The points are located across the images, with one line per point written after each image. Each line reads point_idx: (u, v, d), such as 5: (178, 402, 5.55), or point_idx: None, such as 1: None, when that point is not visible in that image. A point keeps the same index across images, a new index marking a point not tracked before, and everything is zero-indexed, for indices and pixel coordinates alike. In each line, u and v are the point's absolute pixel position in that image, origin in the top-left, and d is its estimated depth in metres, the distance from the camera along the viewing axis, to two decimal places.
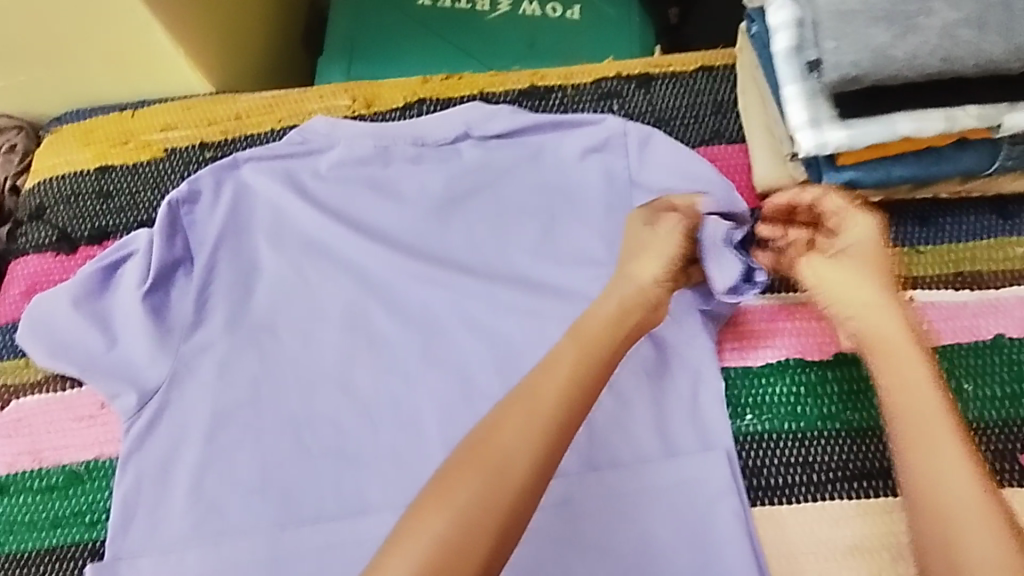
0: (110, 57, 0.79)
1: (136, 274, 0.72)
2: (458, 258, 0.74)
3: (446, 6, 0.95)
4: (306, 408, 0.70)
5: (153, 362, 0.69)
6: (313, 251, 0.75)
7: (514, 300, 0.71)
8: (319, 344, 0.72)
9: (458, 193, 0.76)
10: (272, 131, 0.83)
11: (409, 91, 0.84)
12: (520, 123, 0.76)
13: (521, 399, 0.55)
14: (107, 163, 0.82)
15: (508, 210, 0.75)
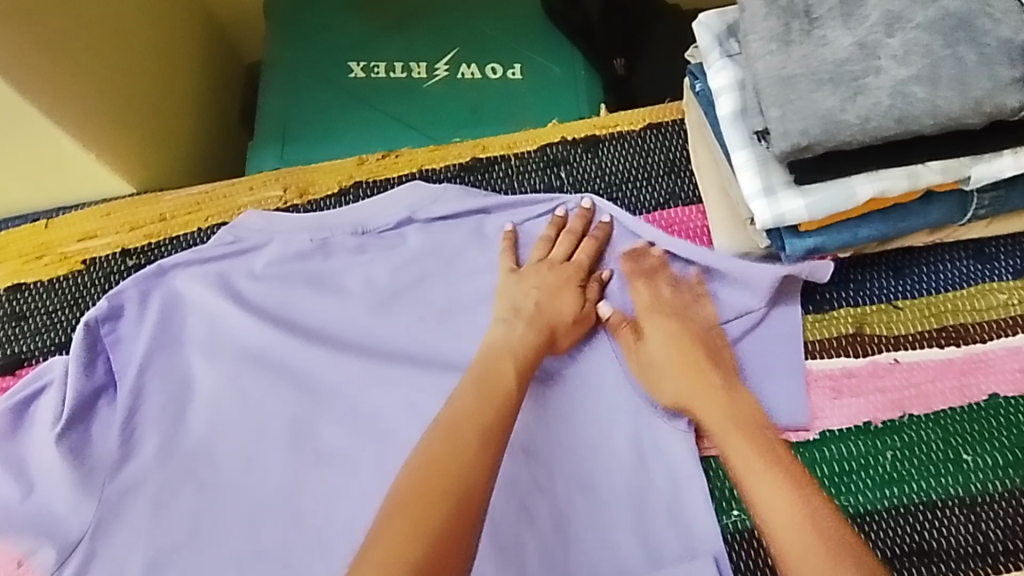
0: (23, 173, 0.74)
1: (52, 411, 0.65)
2: (408, 351, 0.68)
3: (383, 77, 0.92)
4: (251, 540, 0.63)
5: (78, 506, 0.62)
6: (248, 359, 0.69)
7: None
8: (261, 465, 0.65)
9: (404, 280, 0.71)
10: (200, 232, 0.77)
11: (345, 175, 0.79)
12: (463, 206, 0.73)
13: (449, 435, 0.55)
14: (22, 280, 0.75)
15: (458, 295, 0.70)
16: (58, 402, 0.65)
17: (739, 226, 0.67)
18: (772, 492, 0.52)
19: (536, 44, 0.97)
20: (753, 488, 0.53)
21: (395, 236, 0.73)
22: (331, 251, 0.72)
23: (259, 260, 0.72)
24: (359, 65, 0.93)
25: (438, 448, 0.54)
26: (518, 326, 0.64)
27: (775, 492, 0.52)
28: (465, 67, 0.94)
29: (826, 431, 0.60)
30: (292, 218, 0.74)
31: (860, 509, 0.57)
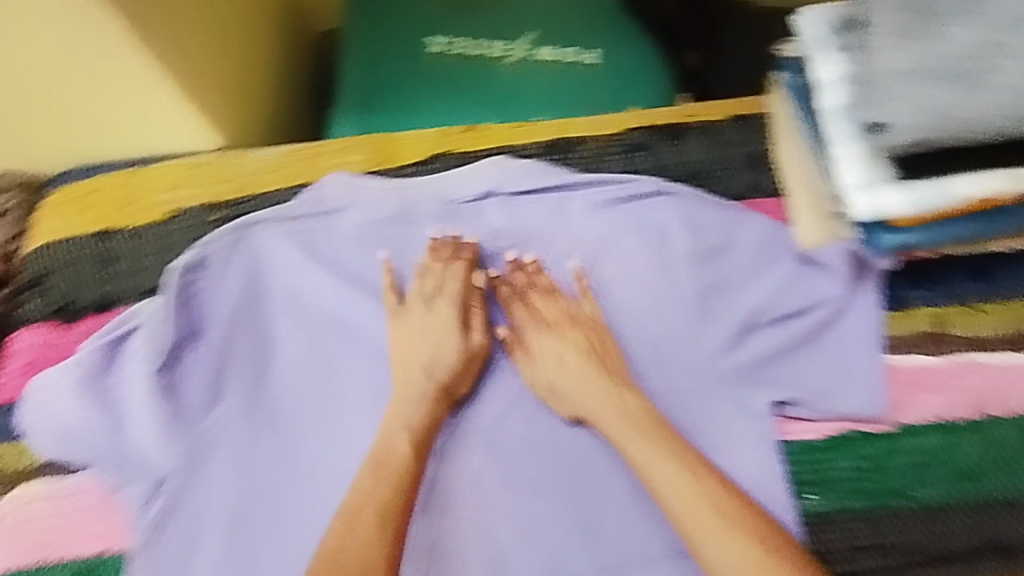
0: (117, 115, 0.77)
1: (144, 354, 0.67)
2: (486, 321, 0.70)
3: (463, 55, 0.93)
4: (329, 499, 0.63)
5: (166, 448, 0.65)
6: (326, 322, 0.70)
7: (547, 366, 0.68)
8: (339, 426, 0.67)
9: (484, 255, 0.73)
10: (283, 190, 0.78)
11: (430, 145, 0.81)
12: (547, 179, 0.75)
13: (347, 515, 0.61)
14: (113, 226, 0.77)
15: (535, 275, 0.72)
16: (151, 344, 0.68)
17: (819, 216, 0.66)
18: (705, 528, 0.57)
19: (614, 29, 0.96)
20: (703, 550, 0.57)
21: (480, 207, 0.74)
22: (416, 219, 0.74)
23: (341, 227, 0.73)
24: (438, 40, 0.94)
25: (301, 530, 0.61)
26: (381, 385, 0.68)
27: (709, 532, 0.57)
28: (544, 49, 0.94)
29: (908, 425, 0.63)
30: (377, 183, 0.75)
31: (937, 502, 0.60)
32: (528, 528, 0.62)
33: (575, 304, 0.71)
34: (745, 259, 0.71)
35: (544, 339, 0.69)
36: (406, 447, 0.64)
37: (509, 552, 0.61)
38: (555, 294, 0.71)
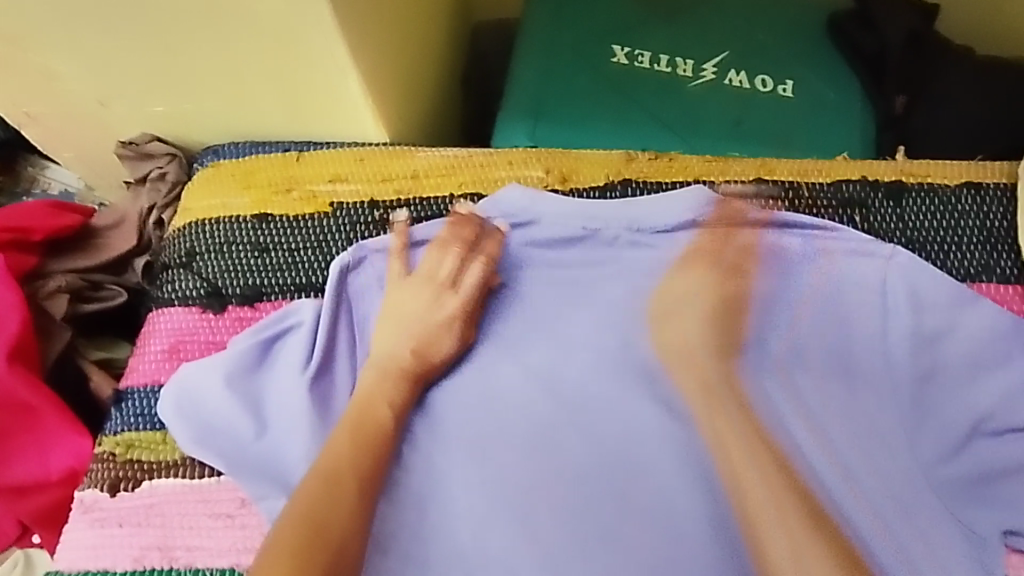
0: (290, 98, 0.73)
1: (300, 352, 0.64)
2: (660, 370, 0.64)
3: (646, 68, 0.86)
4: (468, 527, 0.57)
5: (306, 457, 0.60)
6: (488, 343, 0.65)
7: (729, 434, 0.60)
8: (488, 461, 0.60)
9: (663, 300, 0.66)
10: (451, 197, 0.73)
11: (612, 169, 0.73)
12: (745, 214, 0.69)
13: (327, 479, 0.56)
14: (267, 212, 0.74)
15: (713, 329, 0.65)
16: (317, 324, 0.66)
17: None
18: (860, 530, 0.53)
19: (813, 62, 0.88)
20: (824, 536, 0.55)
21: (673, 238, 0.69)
22: (604, 246, 0.69)
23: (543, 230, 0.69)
24: (620, 50, 0.87)
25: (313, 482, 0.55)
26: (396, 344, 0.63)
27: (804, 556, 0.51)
28: (733, 73, 0.87)
29: None
30: (559, 200, 0.70)
31: None
32: None
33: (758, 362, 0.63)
34: (969, 349, 0.63)
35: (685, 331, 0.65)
36: (375, 417, 0.60)
37: None
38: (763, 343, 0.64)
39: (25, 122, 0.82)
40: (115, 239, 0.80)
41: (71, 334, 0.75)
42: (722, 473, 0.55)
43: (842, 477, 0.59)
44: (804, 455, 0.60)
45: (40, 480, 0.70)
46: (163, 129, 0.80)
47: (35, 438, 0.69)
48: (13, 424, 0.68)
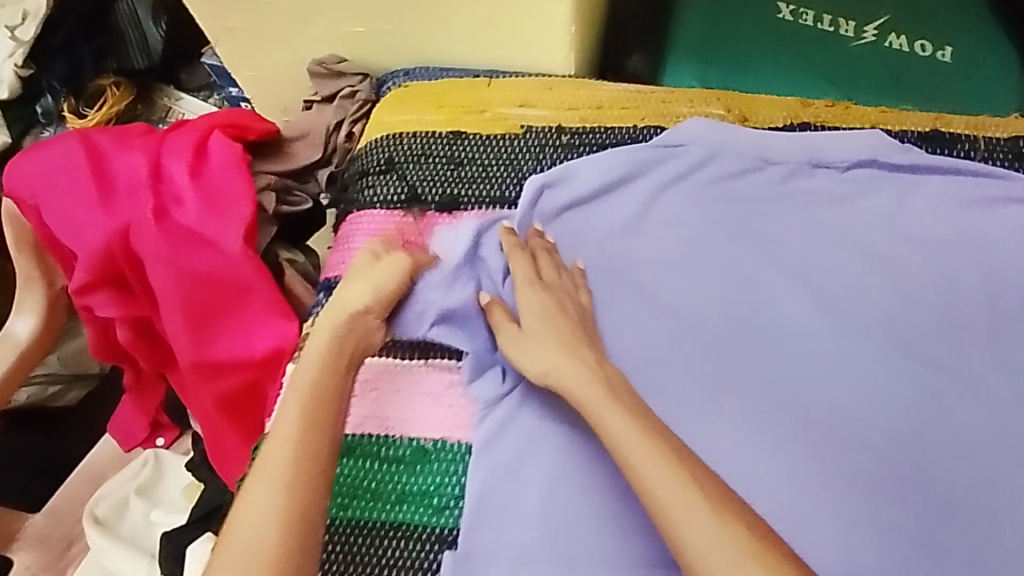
0: (490, 24, 0.79)
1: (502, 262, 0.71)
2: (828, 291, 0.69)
3: (808, 24, 0.89)
4: (543, 482, 0.62)
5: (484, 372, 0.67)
6: (664, 266, 0.71)
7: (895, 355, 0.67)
8: (667, 370, 0.67)
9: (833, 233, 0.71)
10: (633, 128, 0.78)
11: (791, 113, 0.77)
12: (925, 161, 0.73)
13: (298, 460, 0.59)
14: (460, 129, 0.79)
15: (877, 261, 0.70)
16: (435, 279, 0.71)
17: None
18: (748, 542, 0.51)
19: (974, 31, 0.90)
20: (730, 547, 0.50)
21: (854, 176, 0.73)
22: (761, 193, 0.73)
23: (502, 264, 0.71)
24: (786, 8, 0.90)
25: (262, 499, 0.57)
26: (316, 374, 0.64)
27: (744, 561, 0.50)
28: (893, 35, 0.89)
29: None
30: (742, 136, 0.75)
31: None
32: (866, 510, 0.61)
33: (920, 293, 0.69)
34: None
35: (533, 360, 0.64)
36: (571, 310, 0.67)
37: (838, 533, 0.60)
38: (929, 273, 0.69)
39: (221, 36, 0.86)
40: (303, 151, 0.86)
41: (273, 230, 0.81)
42: (689, 487, 0.53)
43: (1000, 396, 0.65)
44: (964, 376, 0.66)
45: (240, 359, 0.77)
46: (355, 53, 0.87)
47: (239, 319, 0.76)
48: (222, 301, 0.75)
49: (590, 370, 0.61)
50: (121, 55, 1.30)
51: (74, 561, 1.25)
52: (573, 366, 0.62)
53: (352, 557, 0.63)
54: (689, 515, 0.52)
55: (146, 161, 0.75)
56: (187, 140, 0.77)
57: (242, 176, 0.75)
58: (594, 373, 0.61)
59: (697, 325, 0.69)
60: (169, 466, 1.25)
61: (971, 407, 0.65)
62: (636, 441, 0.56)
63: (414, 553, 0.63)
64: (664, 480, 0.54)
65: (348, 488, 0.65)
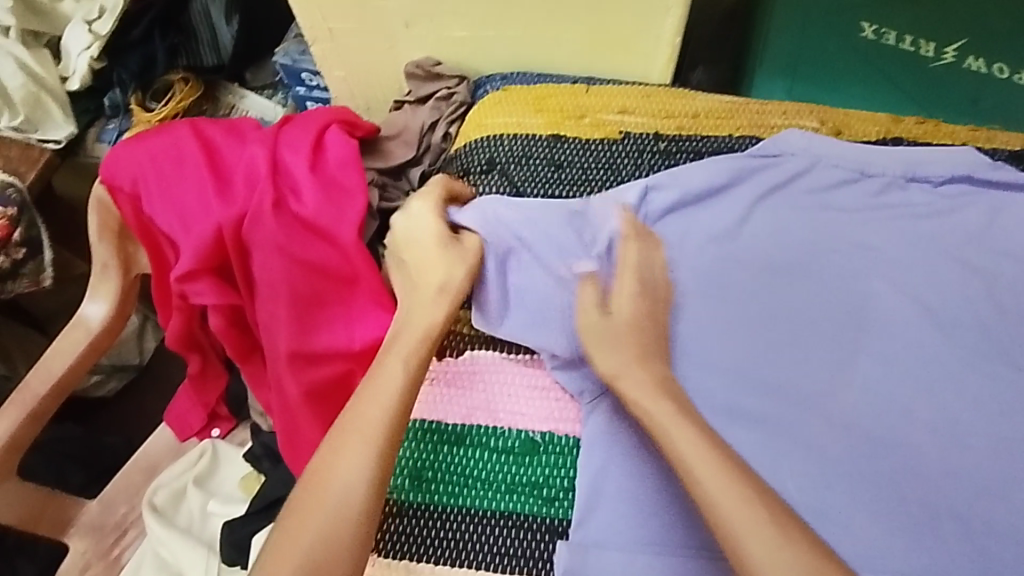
0: (595, 33, 0.83)
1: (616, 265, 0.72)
2: (924, 299, 0.71)
3: (890, 43, 0.92)
4: (655, 475, 0.64)
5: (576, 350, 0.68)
6: (761, 271, 0.73)
7: (993, 363, 0.69)
8: (765, 370, 0.69)
9: (925, 242, 0.73)
10: (730, 137, 0.80)
11: (883, 127, 0.80)
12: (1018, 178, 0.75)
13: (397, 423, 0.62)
14: (561, 132, 0.81)
15: (971, 271, 0.72)
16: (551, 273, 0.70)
17: None
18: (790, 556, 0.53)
19: None
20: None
21: (948, 190, 0.76)
22: (855, 203, 0.75)
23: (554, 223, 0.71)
24: (869, 27, 0.92)
25: (356, 461, 0.60)
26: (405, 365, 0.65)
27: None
28: (972, 57, 0.90)
29: None
30: (838, 148, 0.77)
31: None
32: (964, 513, 0.63)
33: (1015, 303, 0.71)
34: None
35: (606, 360, 0.65)
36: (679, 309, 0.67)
37: (936, 533, 0.62)
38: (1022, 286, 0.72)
39: (322, 37, 0.89)
40: (397, 149, 0.88)
41: (376, 224, 0.83)
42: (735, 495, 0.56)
43: None
44: None
45: (340, 349, 0.79)
46: (453, 56, 0.89)
47: (343, 309, 0.79)
48: (330, 291, 0.78)
49: (656, 386, 0.63)
50: (192, 52, 1.32)
51: (128, 550, 1.19)
52: (643, 381, 0.63)
53: (461, 545, 0.63)
54: (750, 534, 0.54)
55: (266, 153, 0.78)
56: (304, 135, 0.80)
57: (356, 172, 0.79)
58: (660, 389, 0.63)
59: (796, 327, 0.71)
60: (226, 458, 1.23)
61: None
62: (705, 462, 0.57)
63: (529, 543, 0.63)
64: (729, 501, 0.55)
65: (457, 478, 0.66)
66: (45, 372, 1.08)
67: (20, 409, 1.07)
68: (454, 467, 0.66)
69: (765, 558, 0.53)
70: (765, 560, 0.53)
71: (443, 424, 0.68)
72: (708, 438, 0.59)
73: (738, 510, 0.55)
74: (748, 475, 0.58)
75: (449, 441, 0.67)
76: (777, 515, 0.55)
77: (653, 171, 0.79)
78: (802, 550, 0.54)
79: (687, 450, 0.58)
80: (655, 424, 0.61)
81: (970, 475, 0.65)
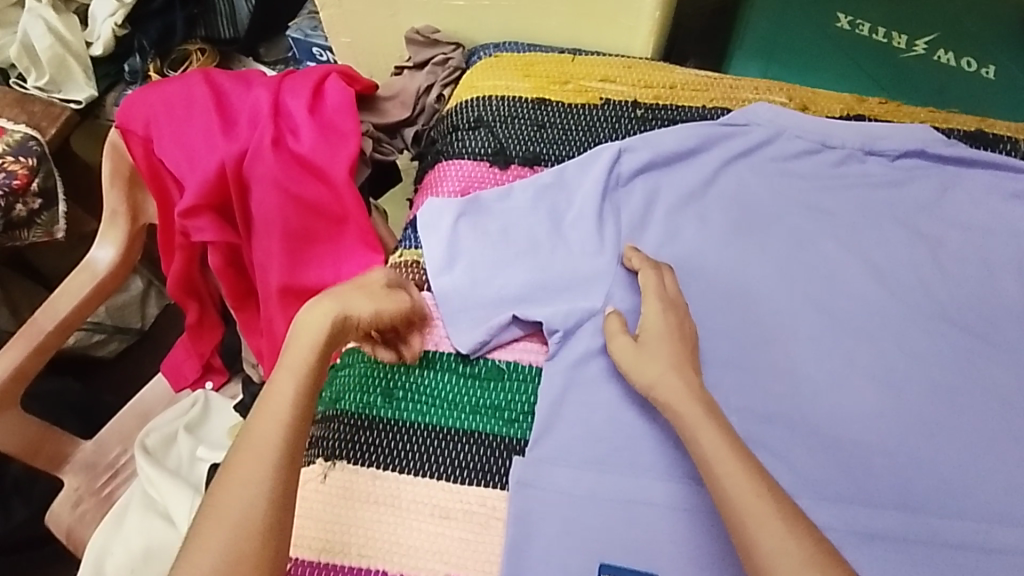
0: (581, 7, 0.89)
1: (587, 217, 0.78)
2: (873, 260, 0.76)
3: (863, 34, 0.97)
4: (609, 405, 0.69)
5: (546, 292, 0.74)
6: (724, 231, 0.78)
7: (933, 320, 0.73)
8: (722, 320, 0.73)
9: (879, 209, 0.78)
10: (704, 108, 0.86)
11: (847, 105, 0.85)
12: (970, 154, 0.80)
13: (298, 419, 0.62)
14: (545, 96, 0.87)
15: (919, 237, 0.77)
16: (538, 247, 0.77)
17: None
18: (785, 543, 0.55)
19: (1017, 51, 0.95)
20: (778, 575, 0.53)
21: (904, 163, 0.80)
22: (816, 171, 0.80)
23: (536, 198, 0.79)
24: (845, 18, 0.98)
25: (257, 467, 0.59)
26: (314, 339, 0.66)
27: (805, 570, 0.53)
28: (941, 51, 0.95)
29: None
30: (802, 120, 0.82)
31: None
32: (895, 452, 0.67)
33: (957, 268, 0.76)
34: None
35: (638, 370, 0.67)
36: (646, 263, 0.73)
37: (869, 469, 0.67)
38: (966, 253, 0.76)
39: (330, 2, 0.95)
40: (394, 109, 0.95)
41: (368, 172, 0.89)
42: (709, 440, 0.61)
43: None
44: (995, 343, 0.73)
45: (327, 285, 0.84)
46: (450, 25, 0.95)
47: (333, 248, 0.84)
48: (321, 230, 0.84)
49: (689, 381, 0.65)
50: (209, 23, 1.38)
51: (120, 488, 1.24)
52: (675, 378, 0.65)
53: (427, 457, 0.68)
54: (758, 525, 0.56)
55: (269, 96, 0.85)
56: (304, 83, 0.86)
57: (351, 118, 0.85)
58: (692, 390, 0.64)
59: (753, 281, 0.75)
60: (216, 408, 1.28)
61: (1006, 369, 0.71)
62: (723, 455, 0.59)
63: (490, 462, 0.68)
64: (742, 493, 0.57)
65: (426, 397, 0.70)
66: (51, 310, 1.14)
67: (26, 343, 1.13)
68: (424, 386, 0.71)
69: (778, 554, 0.54)
70: (777, 556, 0.54)
71: (415, 350, 0.73)
72: (729, 434, 0.61)
73: (761, 502, 0.57)
74: (762, 473, 0.59)
75: (420, 363, 0.72)
76: (795, 517, 0.56)
77: (630, 134, 0.84)
78: (813, 552, 0.54)
79: (709, 441, 0.61)
80: (681, 418, 0.63)
81: (904, 418, 0.69)
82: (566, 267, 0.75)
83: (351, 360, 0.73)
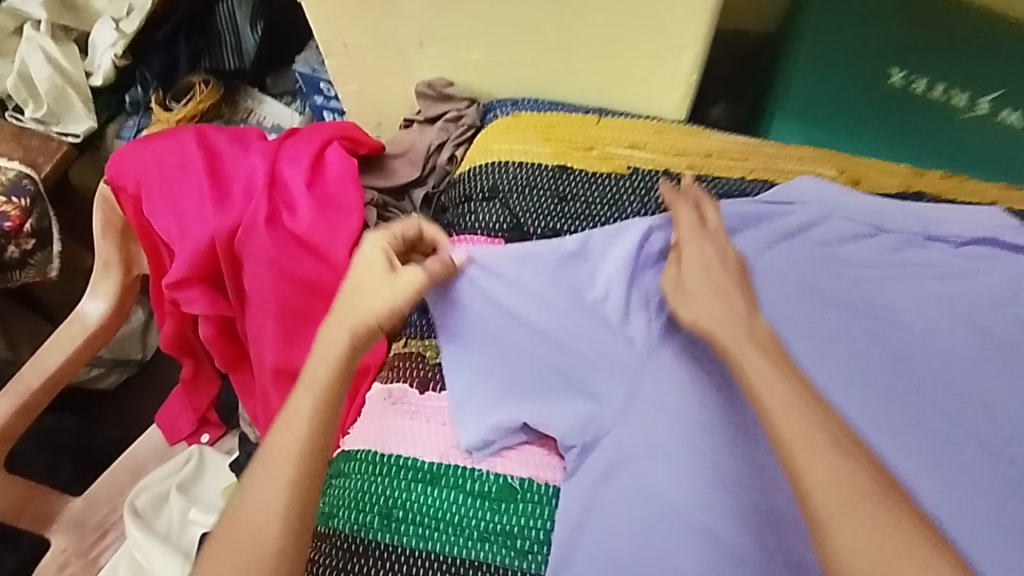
0: (609, 65, 0.81)
1: (615, 310, 0.70)
2: (936, 366, 0.67)
3: (920, 91, 0.88)
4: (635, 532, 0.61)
5: (565, 398, 0.67)
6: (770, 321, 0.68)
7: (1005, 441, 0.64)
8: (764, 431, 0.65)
9: (941, 305, 0.69)
10: (742, 180, 0.77)
11: (904, 180, 0.77)
12: None
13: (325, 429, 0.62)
14: (567, 163, 0.79)
15: (986, 340, 0.68)
16: (559, 342, 0.69)
17: None
18: None
19: None
20: None
21: (971, 251, 0.72)
22: (869, 259, 0.72)
23: (558, 287, 0.71)
24: (898, 74, 0.89)
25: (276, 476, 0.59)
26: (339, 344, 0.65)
27: None
28: (1006, 111, 0.87)
29: None
30: (854, 199, 0.74)
31: None
32: None
33: None
34: None
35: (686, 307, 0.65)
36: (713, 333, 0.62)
37: None
38: None
39: (336, 52, 0.87)
40: (402, 168, 0.87)
41: None
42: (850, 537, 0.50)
43: None
44: None
45: None
46: (465, 79, 0.87)
47: None
48: (318, 309, 0.76)
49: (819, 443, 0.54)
50: (215, 57, 1.31)
51: (108, 550, 1.18)
52: (806, 444, 0.54)
53: None
54: None
55: (266, 165, 0.78)
56: (305, 148, 0.79)
57: (353, 189, 0.78)
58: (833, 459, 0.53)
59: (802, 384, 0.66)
60: (211, 464, 1.22)
61: None
62: (876, 547, 0.49)
63: None
64: None
65: (429, 520, 0.63)
66: (39, 365, 1.08)
67: (13, 400, 1.07)
68: (427, 508, 0.64)
69: None
70: None
71: (419, 462, 0.66)
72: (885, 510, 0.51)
73: None
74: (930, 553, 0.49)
75: (424, 479, 0.65)
76: None
77: (660, 209, 0.76)
78: None
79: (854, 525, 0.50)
80: (813, 500, 0.52)
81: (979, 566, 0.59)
82: (588, 367, 0.68)
83: (349, 469, 0.67)
